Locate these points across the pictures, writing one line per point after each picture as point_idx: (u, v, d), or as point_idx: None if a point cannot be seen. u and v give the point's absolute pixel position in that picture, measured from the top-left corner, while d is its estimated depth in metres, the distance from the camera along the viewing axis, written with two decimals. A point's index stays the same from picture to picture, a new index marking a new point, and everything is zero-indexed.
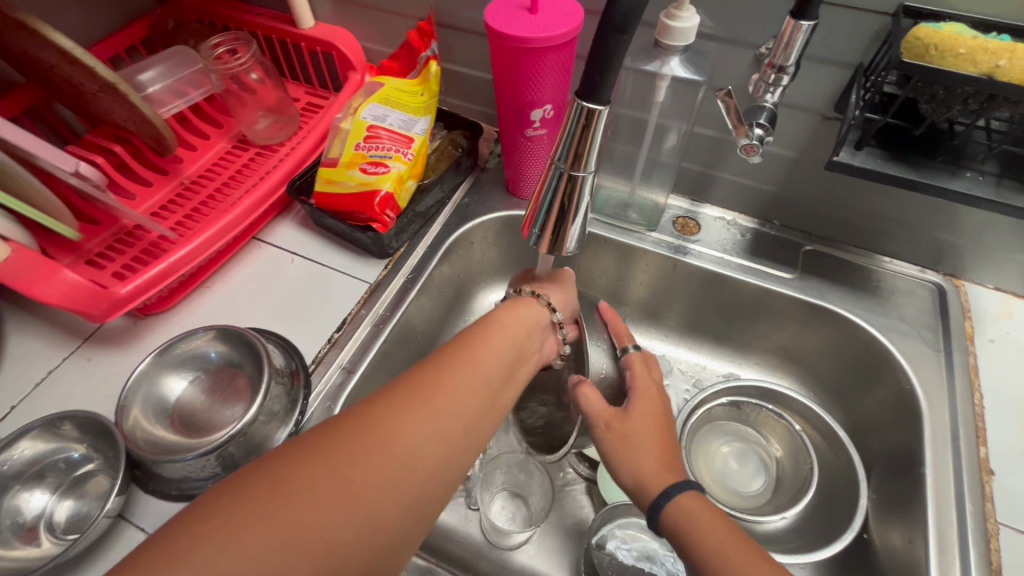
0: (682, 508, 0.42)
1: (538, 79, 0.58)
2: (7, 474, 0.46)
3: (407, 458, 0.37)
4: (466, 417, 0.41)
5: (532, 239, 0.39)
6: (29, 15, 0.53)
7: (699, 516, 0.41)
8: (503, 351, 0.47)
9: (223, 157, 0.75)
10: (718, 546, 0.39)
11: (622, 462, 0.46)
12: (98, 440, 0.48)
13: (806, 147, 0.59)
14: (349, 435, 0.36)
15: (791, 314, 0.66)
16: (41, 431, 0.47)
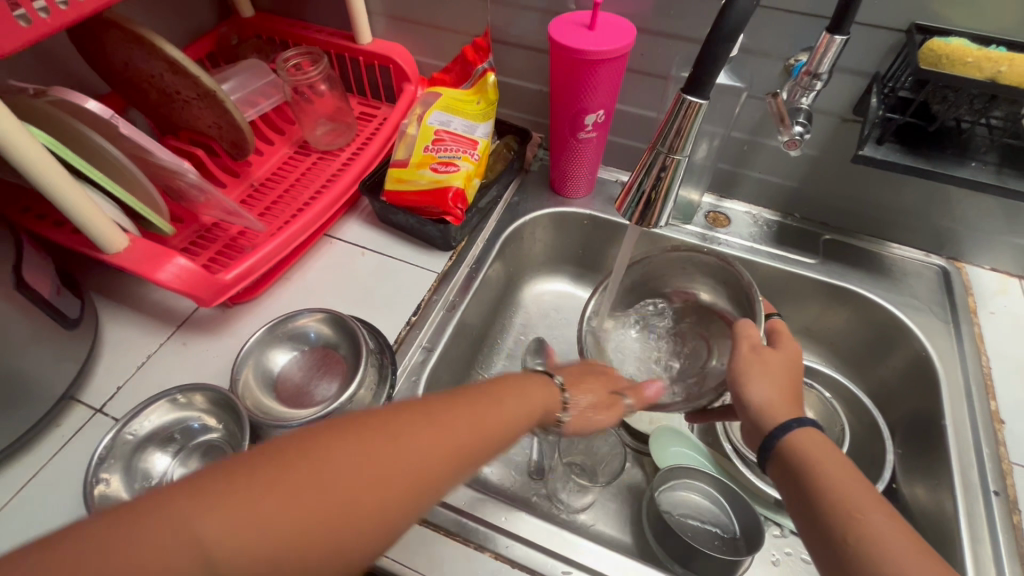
0: (795, 441, 0.49)
1: (594, 87, 0.65)
2: (138, 440, 0.50)
3: (406, 469, 0.34)
4: (475, 445, 0.38)
5: (627, 215, 0.46)
6: (145, 29, 0.59)
7: (817, 446, 0.48)
8: (525, 405, 0.46)
9: (287, 161, 0.81)
10: (833, 469, 0.46)
11: (749, 385, 0.54)
12: (218, 410, 0.53)
13: (827, 146, 0.67)
14: (361, 434, 0.33)
15: (814, 295, 0.73)
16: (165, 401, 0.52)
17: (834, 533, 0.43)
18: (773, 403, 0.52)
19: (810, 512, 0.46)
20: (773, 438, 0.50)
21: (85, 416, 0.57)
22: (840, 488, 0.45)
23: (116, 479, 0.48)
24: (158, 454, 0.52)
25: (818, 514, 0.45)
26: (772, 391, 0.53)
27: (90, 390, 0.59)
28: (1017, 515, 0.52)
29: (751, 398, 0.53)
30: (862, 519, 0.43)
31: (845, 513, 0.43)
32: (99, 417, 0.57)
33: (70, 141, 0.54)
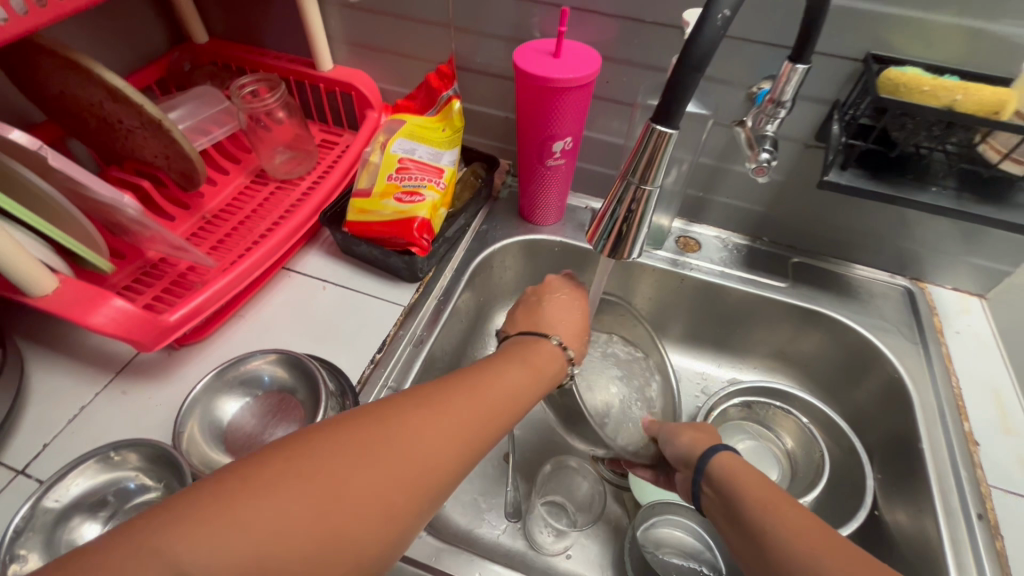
0: (721, 462, 0.51)
1: (561, 114, 0.64)
2: (64, 508, 0.44)
3: (450, 438, 0.40)
4: (488, 425, 0.44)
5: (598, 245, 0.44)
6: (81, 54, 0.55)
7: (737, 467, 0.50)
8: (530, 374, 0.52)
9: (242, 191, 0.77)
10: (748, 484, 0.47)
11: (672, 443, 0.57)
12: (161, 469, 0.47)
13: (792, 172, 0.67)
14: (363, 429, 0.38)
15: (785, 319, 0.73)
16: (97, 460, 0.46)
17: (748, 533, 0.44)
18: (695, 444, 0.55)
19: (734, 522, 0.46)
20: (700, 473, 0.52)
21: (5, 479, 0.51)
22: (754, 493, 0.46)
23: (35, 557, 0.42)
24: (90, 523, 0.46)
25: (740, 519, 0.45)
26: (691, 437, 0.56)
27: (11, 449, 0.53)
28: (1000, 540, 0.51)
29: (678, 449, 0.56)
30: (776, 518, 0.43)
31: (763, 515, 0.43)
32: (22, 480, 0.51)
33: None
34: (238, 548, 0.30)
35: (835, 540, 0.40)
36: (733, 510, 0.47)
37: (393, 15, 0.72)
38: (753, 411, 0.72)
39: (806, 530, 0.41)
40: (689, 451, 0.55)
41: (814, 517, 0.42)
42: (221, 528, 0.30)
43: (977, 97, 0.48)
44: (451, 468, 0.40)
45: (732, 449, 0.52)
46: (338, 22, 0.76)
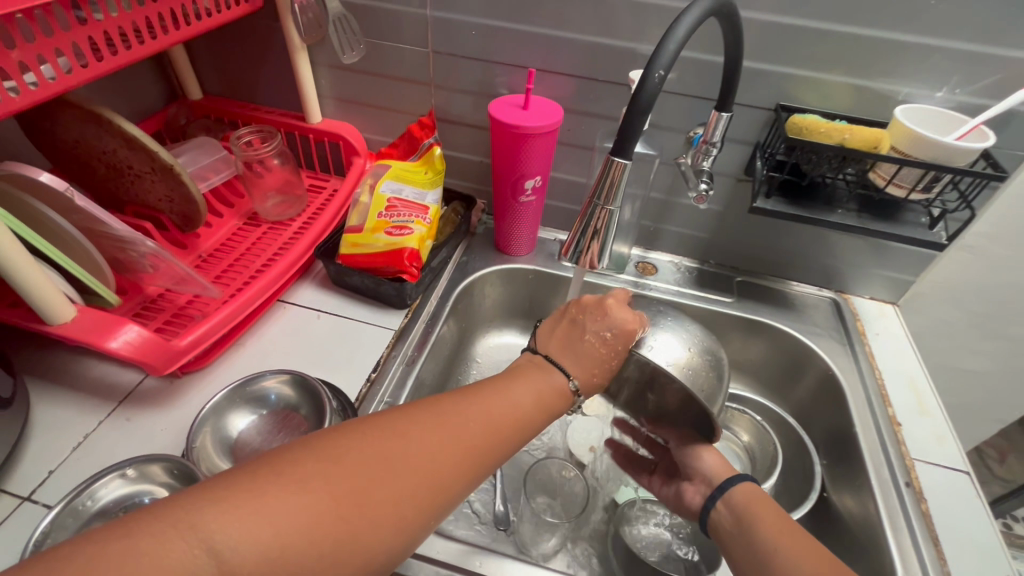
0: (741, 490, 0.57)
1: (531, 157, 0.74)
2: (80, 517, 0.47)
3: (456, 451, 0.43)
4: (493, 441, 0.46)
5: (570, 255, 0.55)
6: (103, 108, 0.61)
7: (756, 496, 0.56)
8: (537, 388, 0.53)
9: (236, 232, 0.82)
10: (765, 510, 0.53)
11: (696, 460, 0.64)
12: (175, 481, 0.50)
13: (728, 202, 0.79)
14: (381, 437, 0.41)
15: (735, 331, 0.83)
16: (124, 472, 0.50)
17: (752, 545, 0.51)
18: (717, 468, 0.62)
19: (745, 537, 0.52)
20: (716, 494, 0.59)
21: (10, 506, 0.52)
22: (766, 515, 0.52)
23: None
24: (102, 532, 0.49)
25: (750, 538, 0.51)
26: (716, 459, 0.63)
27: (16, 478, 0.54)
28: (924, 503, 0.60)
29: (700, 465, 0.63)
30: (784, 539, 0.49)
31: (773, 536, 0.50)
32: (28, 506, 0.52)
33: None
34: (264, 535, 0.33)
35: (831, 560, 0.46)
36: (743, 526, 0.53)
37: (379, 75, 0.82)
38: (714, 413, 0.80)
39: (807, 551, 0.47)
40: (712, 472, 0.62)
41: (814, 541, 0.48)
42: (251, 515, 0.33)
43: (861, 136, 0.60)
44: (455, 479, 0.43)
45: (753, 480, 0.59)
46: (328, 81, 0.85)
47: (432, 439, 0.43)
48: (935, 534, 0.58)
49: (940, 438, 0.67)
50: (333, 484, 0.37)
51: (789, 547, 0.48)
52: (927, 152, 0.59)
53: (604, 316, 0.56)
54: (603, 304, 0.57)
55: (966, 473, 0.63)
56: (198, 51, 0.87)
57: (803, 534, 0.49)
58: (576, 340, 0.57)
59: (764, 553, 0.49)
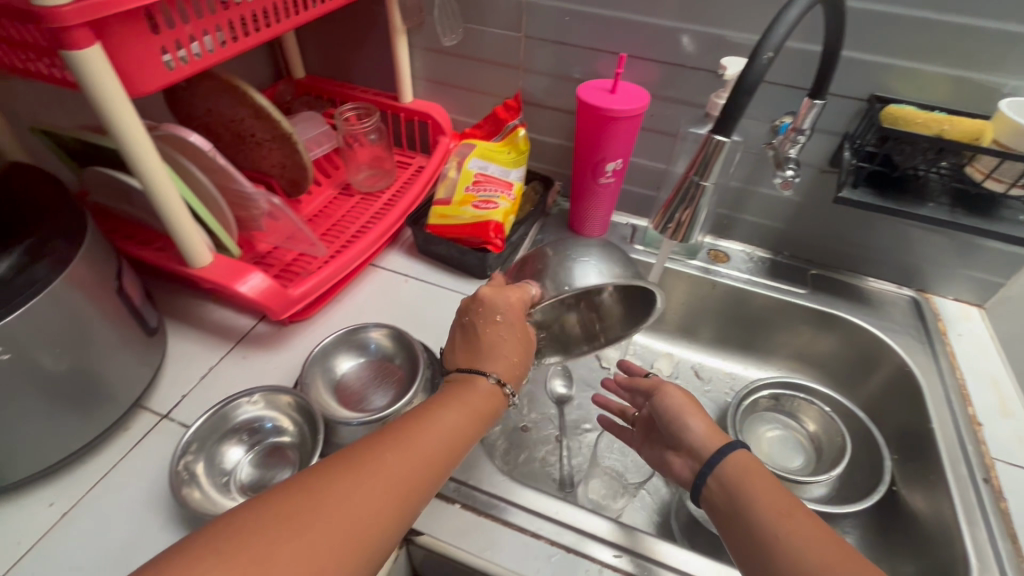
0: (734, 462, 0.52)
1: (615, 140, 0.76)
2: (218, 429, 0.56)
3: (378, 503, 0.42)
4: (418, 481, 0.45)
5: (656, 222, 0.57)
6: (237, 80, 0.68)
7: (747, 468, 0.51)
8: (455, 417, 0.50)
9: (332, 201, 0.90)
10: (761, 486, 0.49)
11: (684, 424, 0.58)
12: (294, 409, 0.57)
13: (809, 193, 0.79)
14: (289, 508, 0.39)
15: (806, 322, 0.83)
16: (260, 394, 0.57)
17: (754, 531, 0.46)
18: (707, 436, 0.56)
19: (739, 519, 0.48)
20: (705, 471, 0.53)
21: (151, 421, 0.60)
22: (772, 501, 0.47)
23: (199, 458, 0.54)
24: (234, 444, 0.57)
25: (745, 522, 0.47)
26: (704, 426, 0.57)
27: (155, 398, 0.63)
28: (1003, 501, 0.59)
29: (692, 430, 0.57)
30: (786, 523, 0.45)
31: (775, 520, 0.46)
32: (165, 422, 0.60)
33: (117, 184, 0.59)
34: None
35: (847, 553, 0.43)
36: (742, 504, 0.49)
37: (471, 58, 0.86)
38: (780, 403, 0.80)
39: (821, 543, 0.44)
40: (698, 442, 0.56)
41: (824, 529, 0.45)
42: None
43: (961, 128, 0.60)
44: (381, 529, 0.41)
45: (746, 449, 0.54)
46: (422, 63, 0.91)
47: (350, 497, 0.41)
48: (1013, 531, 0.57)
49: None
50: (240, 574, 0.35)
51: (792, 538, 0.44)
52: None
53: (508, 314, 0.57)
54: (510, 305, 0.57)
55: None
56: (305, 33, 0.95)
57: (809, 519, 0.46)
58: (491, 343, 0.57)
59: (762, 543, 0.46)
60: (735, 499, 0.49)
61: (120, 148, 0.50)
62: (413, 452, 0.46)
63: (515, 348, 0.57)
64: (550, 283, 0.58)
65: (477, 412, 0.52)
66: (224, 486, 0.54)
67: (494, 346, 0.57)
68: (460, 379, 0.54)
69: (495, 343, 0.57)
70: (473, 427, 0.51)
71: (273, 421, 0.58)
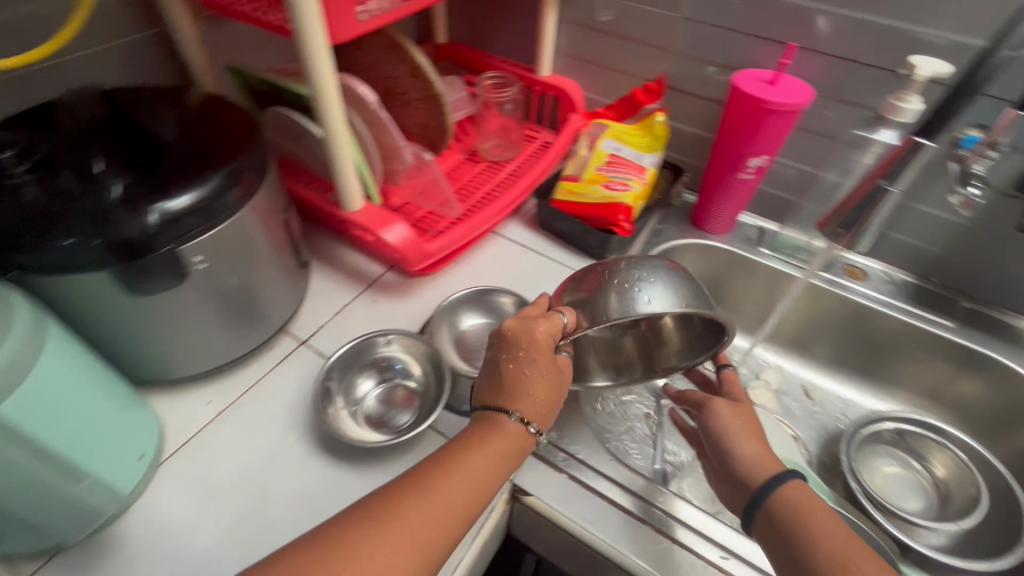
0: (791, 492, 0.48)
1: (766, 135, 0.72)
2: (357, 362, 0.60)
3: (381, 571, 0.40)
4: (432, 543, 0.43)
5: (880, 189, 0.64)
6: (402, 38, 0.71)
7: (805, 503, 0.47)
8: (476, 466, 0.47)
9: (459, 165, 0.92)
10: (824, 528, 0.45)
11: (731, 441, 0.53)
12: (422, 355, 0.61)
13: (981, 218, 0.71)
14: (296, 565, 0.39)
15: (948, 358, 0.76)
16: (398, 335, 0.62)
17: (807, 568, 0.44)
18: (757, 460, 0.51)
19: (794, 562, 0.45)
20: (754, 503, 0.49)
21: (293, 345, 0.66)
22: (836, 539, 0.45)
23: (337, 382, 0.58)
24: (366, 377, 0.61)
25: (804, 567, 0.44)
26: (755, 449, 0.52)
27: (297, 325, 0.69)
28: None
29: (736, 453, 0.52)
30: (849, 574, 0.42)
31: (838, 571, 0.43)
32: (305, 348, 0.66)
33: (292, 125, 0.64)
34: None
35: None
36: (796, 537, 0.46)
37: (619, 36, 0.85)
38: (904, 439, 0.74)
39: None
40: (745, 473, 0.51)
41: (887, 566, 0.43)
42: None
43: None
44: None
45: (797, 479, 0.49)
46: (567, 38, 0.90)
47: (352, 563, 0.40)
48: None
49: None
50: None
51: None
52: None
53: (539, 348, 0.50)
54: (535, 338, 0.50)
55: None
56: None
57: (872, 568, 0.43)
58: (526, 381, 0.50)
59: None
60: (789, 538, 0.46)
61: (311, 90, 0.54)
62: (425, 511, 0.43)
63: (543, 388, 0.51)
64: (587, 308, 0.52)
65: (502, 457, 0.48)
66: (356, 415, 0.58)
67: (523, 387, 0.50)
68: (484, 416, 0.50)
69: (521, 382, 0.50)
70: (497, 474, 0.48)
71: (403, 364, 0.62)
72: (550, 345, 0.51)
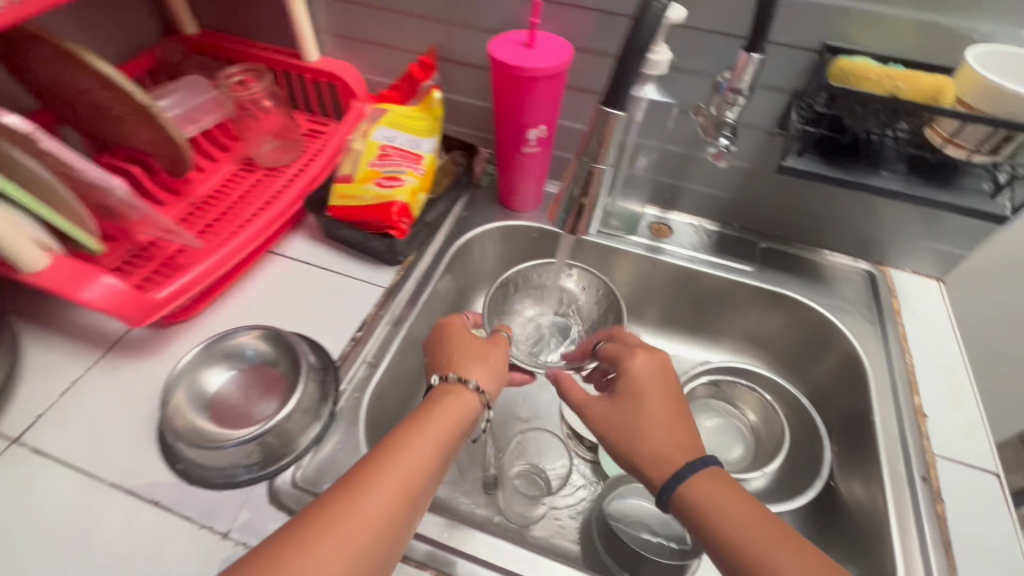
0: (700, 488, 0.46)
1: (532, 103, 0.67)
2: (496, 283, 0.73)
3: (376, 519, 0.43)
4: (415, 483, 0.46)
5: (587, 156, 0.44)
6: (74, 44, 0.57)
7: (723, 492, 0.46)
8: (430, 435, 0.49)
9: (230, 178, 0.80)
10: (734, 507, 0.45)
11: (636, 435, 0.50)
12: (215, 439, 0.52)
13: (757, 160, 0.71)
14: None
15: (753, 301, 0.76)
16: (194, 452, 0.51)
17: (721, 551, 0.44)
18: (671, 441, 0.49)
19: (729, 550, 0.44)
20: (674, 483, 0.47)
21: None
22: (758, 531, 0.43)
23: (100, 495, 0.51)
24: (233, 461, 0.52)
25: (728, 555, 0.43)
26: (668, 435, 0.50)
27: (6, 420, 0.56)
28: (940, 504, 0.54)
29: (648, 436, 0.50)
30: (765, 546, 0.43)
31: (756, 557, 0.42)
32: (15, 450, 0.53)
33: None
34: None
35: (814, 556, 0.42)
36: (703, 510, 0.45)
37: (377, 7, 0.75)
38: (719, 389, 0.74)
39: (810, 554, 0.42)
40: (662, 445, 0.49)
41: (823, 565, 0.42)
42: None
43: (919, 87, 0.51)
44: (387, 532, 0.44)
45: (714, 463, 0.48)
46: (326, 15, 0.78)
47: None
48: (948, 539, 0.52)
49: (970, 434, 0.59)
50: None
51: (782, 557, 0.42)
52: (1000, 109, 0.49)
53: (451, 335, 0.60)
54: (448, 328, 0.60)
55: (996, 475, 0.56)
56: None
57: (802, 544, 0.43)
58: (628, 417, 0.52)
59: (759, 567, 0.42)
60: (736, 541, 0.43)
61: None
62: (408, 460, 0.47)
63: (671, 423, 0.51)
64: None
65: (450, 424, 0.51)
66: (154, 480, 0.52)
67: (637, 406, 0.52)
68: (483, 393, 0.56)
69: (444, 347, 0.59)
70: (455, 431, 0.51)
71: (198, 388, 0.55)
72: (660, 390, 0.53)
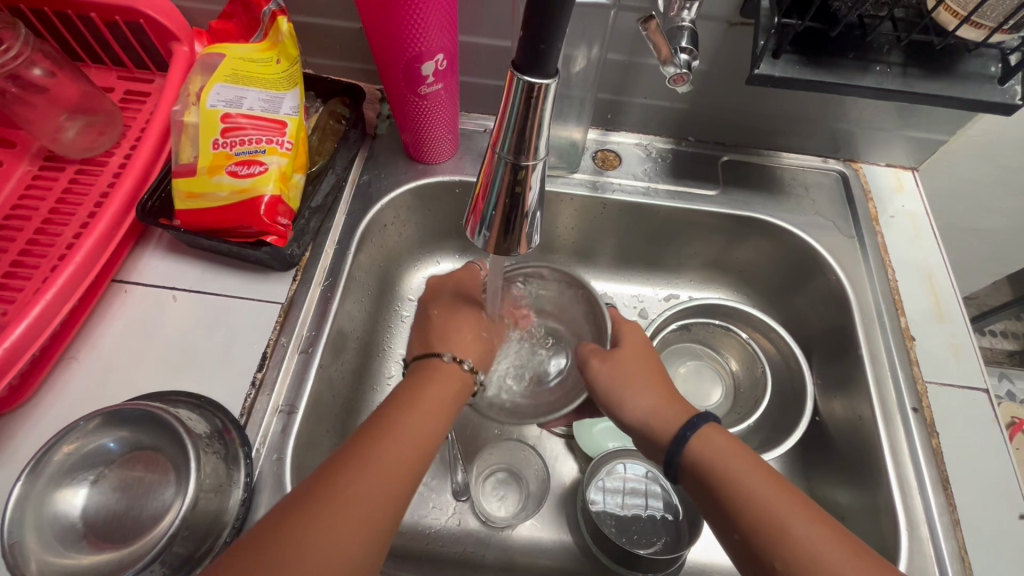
0: (707, 439, 0.44)
1: (421, 27, 0.48)
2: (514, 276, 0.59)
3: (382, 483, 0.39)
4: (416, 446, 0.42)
5: (502, 150, 0.28)
6: None
7: (731, 448, 0.43)
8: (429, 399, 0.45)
9: (30, 185, 0.57)
10: (756, 474, 0.41)
11: (623, 403, 0.48)
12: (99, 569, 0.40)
13: (714, 57, 0.57)
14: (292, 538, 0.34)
15: (719, 229, 0.66)
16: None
17: (743, 525, 0.40)
18: (654, 411, 0.47)
19: (737, 506, 0.40)
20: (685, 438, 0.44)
21: None
22: (783, 499, 0.40)
23: None
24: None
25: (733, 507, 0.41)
26: (651, 402, 0.48)
27: None
28: (935, 437, 0.51)
29: (633, 408, 0.48)
30: (802, 519, 0.39)
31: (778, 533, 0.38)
32: None
33: None
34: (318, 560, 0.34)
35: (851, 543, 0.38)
36: (721, 481, 0.42)
37: None
38: (691, 331, 0.67)
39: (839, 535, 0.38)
40: (656, 416, 0.47)
41: (848, 535, 0.38)
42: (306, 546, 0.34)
43: None
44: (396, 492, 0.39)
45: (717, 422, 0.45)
46: None
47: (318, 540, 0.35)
48: (945, 474, 0.50)
49: (957, 350, 0.56)
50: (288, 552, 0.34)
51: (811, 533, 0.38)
52: None
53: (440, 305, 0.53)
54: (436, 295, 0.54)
55: (986, 392, 0.54)
56: None
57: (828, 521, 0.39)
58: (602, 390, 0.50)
59: (778, 533, 0.38)
60: (746, 497, 0.40)
61: None
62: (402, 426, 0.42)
63: (659, 387, 0.49)
64: None
65: (444, 388, 0.46)
66: None
67: (620, 382, 0.49)
68: (451, 373, 0.48)
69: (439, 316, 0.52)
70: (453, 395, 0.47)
71: (53, 517, 0.41)
72: (652, 368, 0.50)
